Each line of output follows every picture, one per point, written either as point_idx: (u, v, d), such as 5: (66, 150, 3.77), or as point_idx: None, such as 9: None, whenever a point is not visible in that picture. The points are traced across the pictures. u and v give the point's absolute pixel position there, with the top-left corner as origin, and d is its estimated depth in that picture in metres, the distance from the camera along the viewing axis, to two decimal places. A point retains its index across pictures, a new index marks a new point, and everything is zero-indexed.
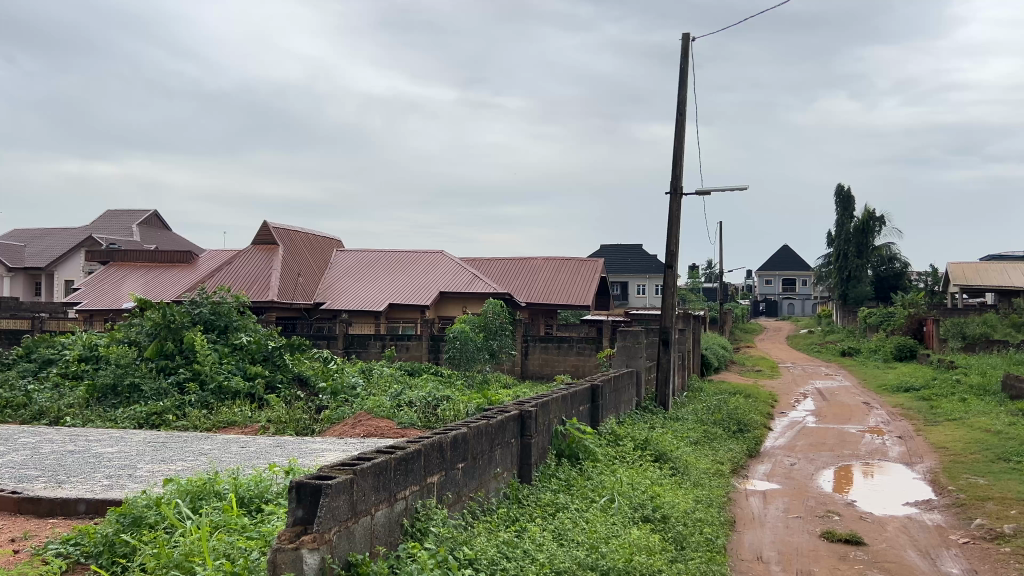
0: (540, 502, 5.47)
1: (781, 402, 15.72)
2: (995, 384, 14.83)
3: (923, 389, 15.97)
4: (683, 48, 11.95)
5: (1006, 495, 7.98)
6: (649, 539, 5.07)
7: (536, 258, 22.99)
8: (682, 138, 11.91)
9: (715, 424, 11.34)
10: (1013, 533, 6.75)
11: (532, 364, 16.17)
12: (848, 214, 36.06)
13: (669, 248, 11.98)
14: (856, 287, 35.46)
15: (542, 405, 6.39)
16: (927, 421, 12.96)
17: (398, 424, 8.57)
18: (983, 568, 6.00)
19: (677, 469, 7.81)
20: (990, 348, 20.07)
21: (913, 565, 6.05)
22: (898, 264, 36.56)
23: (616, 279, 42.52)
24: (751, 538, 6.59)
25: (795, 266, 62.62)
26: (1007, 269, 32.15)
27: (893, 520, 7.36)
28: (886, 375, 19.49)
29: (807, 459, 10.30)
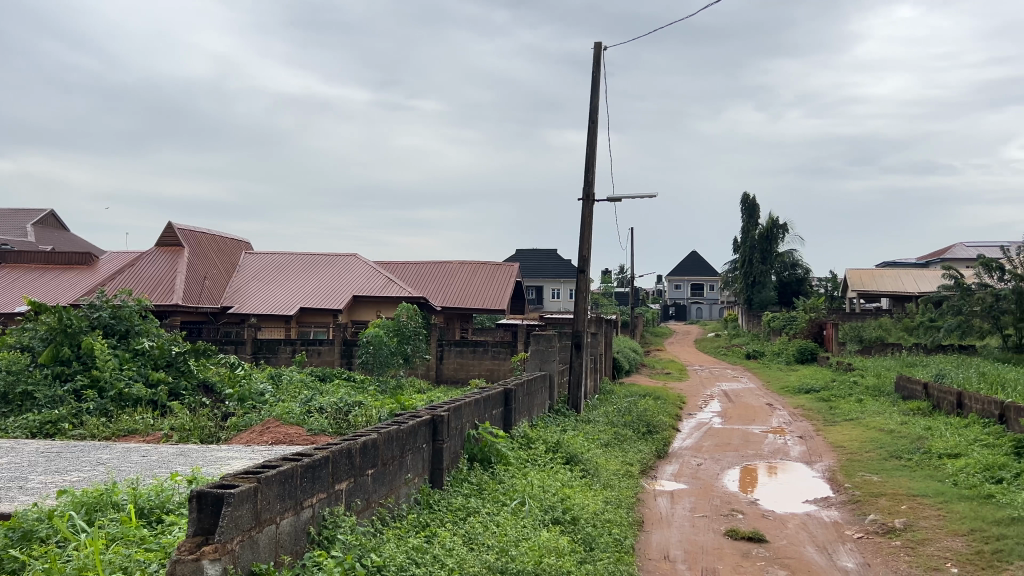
0: (452, 507, 5.46)
1: (689, 403, 16.13)
2: (888, 385, 15.56)
3: (823, 390, 16.64)
4: (595, 58, 12.16)
5: (898, 491, 8.38)
6: (559, 540, 5.14)
7: (452, 262, 22.99)
8: (594, 145, 12.11)
9: (625, 426, 11.55)
10: (903, 527, 7.10)
11: (446, 368, 16.14)
12: (752, 221, 37.29)
13: (581, 253, 12.16)
14: (760, 292, 36.62)
15: (455, 409, 6.38)
16: (826, 421, 13.50)
17: (309, 431, 8.43)
18: (876, 561, 6.29)
19: (588, 471, 7.94)
20: (885, 351, 21.05)
21: (812, 561, 6.29)
22: (800, 271, 37.94)
23: (531, 283, 42.82)
24: (658, 537, 6.73)
25: (703, 271, 64.62)
26: (901, 275, 33.77)
27: (794, 517, 7.63)
28: (788, 377, 20.25)
29: (712, 459, 10.61)
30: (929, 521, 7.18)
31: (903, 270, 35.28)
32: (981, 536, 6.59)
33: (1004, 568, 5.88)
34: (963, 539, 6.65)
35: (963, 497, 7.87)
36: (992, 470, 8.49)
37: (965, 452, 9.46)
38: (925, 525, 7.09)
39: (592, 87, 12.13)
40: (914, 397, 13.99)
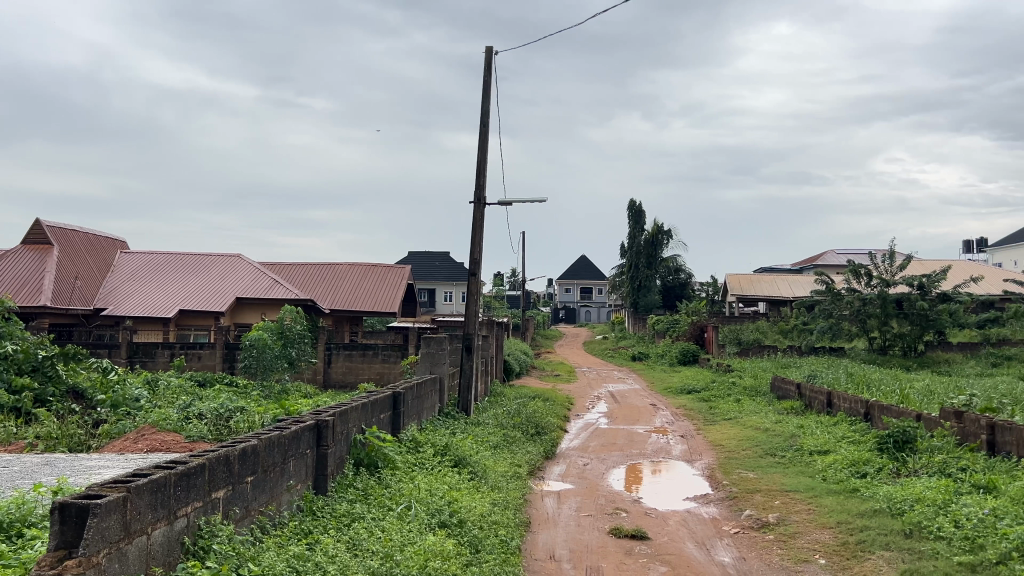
0: (336, 513, 5.38)
1: (576, 405, 16.41)
2: (764, 386, 16.27)
3: (704, 391, 17.25)
4: (485, 62, 12.23)
5: (772, 487, 8.77)
6: (445, 544, 5.14)
7: (341, 264, 22.66)
8: (485, 148, 12.18)
9: (514, 428, 11.66)
10: (776, 521, 7.43)
11: (334, 372, 15.88)
12: (639, 227, 38.27)
13: (472, 256, 12.19)
14: (646, 296, 37.56)
15: (340, 414, 6.29)
16: (706, 420, 13.98)
17: (187, 437, 8.13)
18: (750, 555, 6.56)
19: (476, 474, 7.95)
20: (762, 352, 21.98)
21: (691, 557, 6.49)
22: (682, 275, 39.19)
23: (423, 286, 42.65)
24: (544, 537, 6.83)
25: (591, 276, 65.93)
26: (777, 281, 35.37)
27: (674, 514, 7.88)
28: (672, 378, 20.92)
29: (598, 458, 10.83)
30: (800, 515, 7.55)
31: (768, 271, 45.41)
32: (846, 529, 6.97)
33: (867, 558, 6.24)
34: (830, 531, 7.01)
35: (831, 492, 8.30)
36: (858, 465, 9.00)
37: (833, 449, 9.99)
38: (796, 519, 7.45)
39: (483, 91, 12.19)
40: (788, 396, 14.66)
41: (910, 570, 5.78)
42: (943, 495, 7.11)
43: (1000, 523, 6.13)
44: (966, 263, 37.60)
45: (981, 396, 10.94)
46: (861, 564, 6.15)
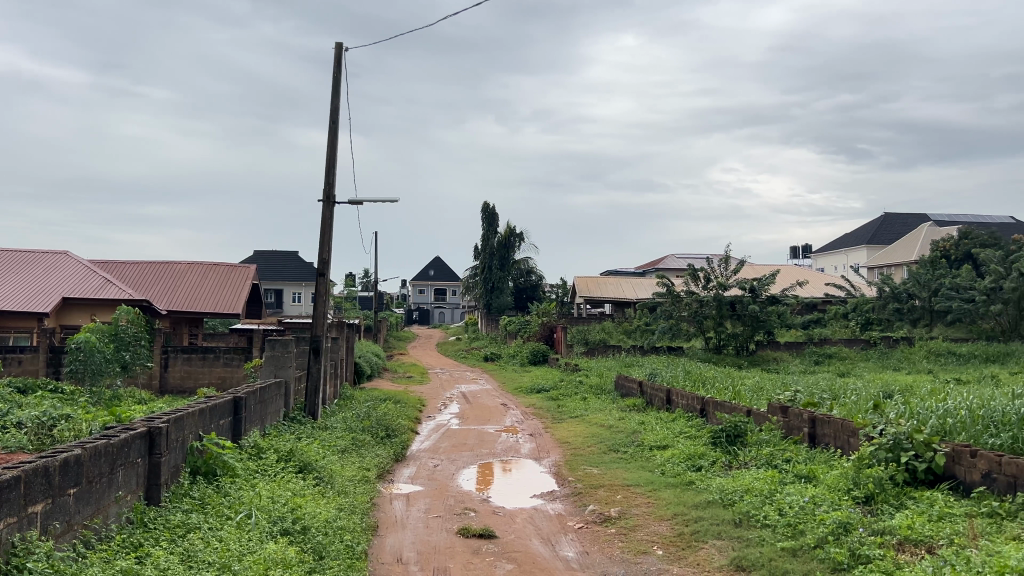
0: (169, 524, 5.14)
1: (428, 406, 16.39)
2: (609, 384, 16.82)
3: (551, 390, 17.62)
4: (335, 58, 12.02)
5: (614, 482, 9.07)
6: (287, 551, 5.01)
7: (180, 262, 21.61)
8: (334, 146, 11.97)
9: (363, 431, 11.48)
10: (618, 515, 7.71)
11: (172, 376, 15.17)
12: (492, 230, 38.65)
13: (321, 256, 11.95)
14: (498, 298, 37.99)
15: (175, 420, 6.00)
16: (555, 418, 14.29)
17: (3, 449, 7.54)
18: (592, 549, 6.77)
19: (321, 479, 7.79)
20: (607, 351, 22.68)
21: (537, 553, 6.64)
22: (534, 277, 39.94)
23: (270, 286, 41.42)
24: (392, 540, 6.79)
25: (445, 277, 66.04)
26: (622, 283, 36.78)
27: (521, 512, 8.01)
28: (522, 378, 21.25)
29: (448, 459, 10.86)
30: (640, 509, 7.86)
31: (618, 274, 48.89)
32: (682, 519, 7.33)
33: (701, 547, 6.57)
34: (667, 522, 7.35)
35: (669, 485, 8.69)
36: (694, 459, 9.46)
37: (672, 444, 10.48)
38: (637, 512, 7.76)
39: (332, 88, 11.97)
40: (631, 394, 15.24)
41: (740, 556, 6.14)
42: (769, 485, 7.61)
43: (818, 510, 6.63)
44: (792, 268, 40.42)
45: (804, 391, 11.75)
46: (696, 553, 6.47)
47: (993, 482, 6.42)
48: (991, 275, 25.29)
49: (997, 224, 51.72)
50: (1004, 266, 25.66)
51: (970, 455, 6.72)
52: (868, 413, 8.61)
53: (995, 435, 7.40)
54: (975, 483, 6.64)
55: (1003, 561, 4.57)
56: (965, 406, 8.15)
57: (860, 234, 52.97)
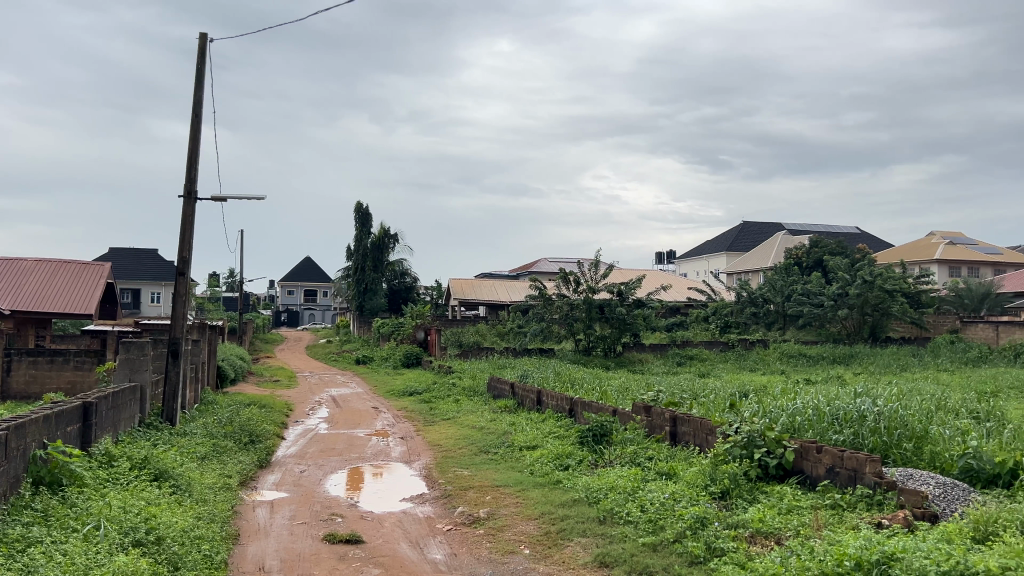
0: (7, 538, 4.81)
1: (294, 410, 15.96)
2: (481, 386, 16.90)
3: (423, 393, 17.51)
4: (199, 49, 11.57)
5: (484, 483, 9.14)
6: (139, 563, 4.78)
7: (26, 259, 20.21)
8: (196, 140, 11.51)
9: (225, 437, 11.07)
10: (486, 516, 7.76)
11: (15, 381, 14.21)
12: (365, 231, 38.10)
13: (181, 254, 11.46)
14: (371, 300, 37.54)
15: (15, 427, 5.61)
16: (426, 421, 14.24)
17: None
18: (461, 551, 6.78)
19: (178, 487, 7.46)
20: (480, 353, 22.77)
21: (403, 556, 6.60)
22: (408, 279, 39.78)
23: (126, 285, 39.34)
24: (254, 549, 6.59)
25: (315, 277, 64.66)
26: (496, 286, 37.04)
27: (390, 516, 7.95)
28: (393, 380, 21.05)
29: (315, 465, 10.62)
30: (508, 509, 7.94)
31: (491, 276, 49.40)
32: (549, 518, 7.45)
33: (566, 545, 6.70)
34: (534, 522, 7.45)
35: (537, 484, 8.82)
36: (561, 458, 9.64)
37: (540, 444, 10.65)
38: (505, 512, 7.84)
39: (196, 80, 11.53)
40: (502, 396, 15.38)
41: (604, 552, 6.29)
42: (632, 483, 7.86)
43: (677, 506, 6.90)
44: (657, 273, 41.88)
45: (667, 391, 12.20)
46: (561, 551, 6.59)
47: (835, 475, 6.87)
48: (838, 282, 27.05)
49: (842, 234, 55.30)
50: (849, 273, 27.49)
51: (816, 451, 7.17)
52: (725, 412, 9.03)
53: (838, 431, 7.93)
54: (819, 477, 7.09)
55: (842, 548, 4.88)
56: (813, 404, 8.66)
57: (720, 241, 55.43)
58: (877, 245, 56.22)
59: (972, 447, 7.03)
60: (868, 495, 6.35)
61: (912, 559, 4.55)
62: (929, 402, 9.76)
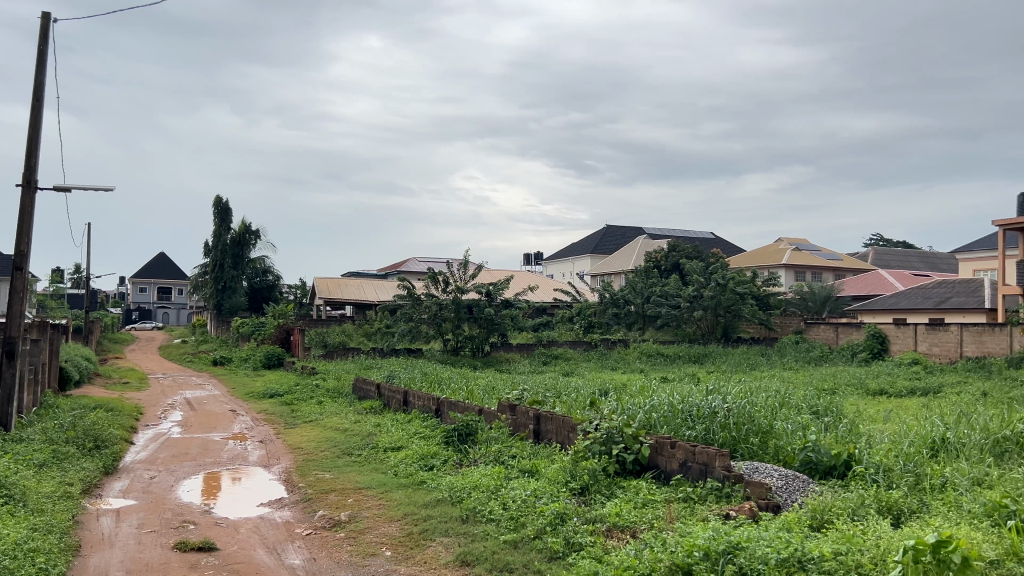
0: None
1: (145, 414, 15.16)
2: (346, 388, 16.61)
3: (285, 394, 17.03)
4: (41, 29, 10.83)
5: (346, 485, 8.99)
6: None
7: None
8: (37, 126, 10.76)
9: (66, 443, 10.39)
10: (347, 519, 7.63)
11: None
12: (225, 226, 36.67)
13: (19, 248, 10.69)
14: (230, 298, 36.24)
15: None
16: (286, 424, 13.84)
17: None
18: (320, 555, 6.64)
19: (11, 497, 6.95)
20: (346, 354, 22.36)
21: (260, 563, 6.40)
22: (270, 277, 38.74)
23: None
24: (96, 560, 6.24)
25: (169, 275, 61.73)
26: (361, 284, 36.51)
27: (246, 522, 7.70)
28: (254, 382, 20.35)
29: (167, 470, 10.14)
30: (370, 511, 7.84)
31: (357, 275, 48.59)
32: (411, 519, 7.40)
33: (428, 545, 6.68)
34: (397, 523, 7.38)
35: (401, 485, 8.76)
36: (426, 458, 9.60)
37: (405, 445, 10.59)
38: (366, 515, 7.73)
39: (36, 62, 10.78)
40: (367, 397, 15.20)
41: (465, 551, 6.31)
42: (495, 481, 7.95)
43: (537, 502, 7.03)
44: (524, 274, 42.41)
45: (533, 390, 12.38)
46: (423, 552, 6.55)
47: (687, 469, 7.18)
48: (694, 284, 28.24)
49: (699, 239, 57.78)
50: (704, 276, 28.75)
51: (670, 446, 7.47)
52: (586, 410, 9.27)
53: (691, 427, 8.28)
54: (673, 471, 7.39)
55: (692, 540, 5.07)
56: (668, 401, 9.00)
57: (585, 243, 56.72)
58: (730, 250, 59.04)
59: (811, 440, 7.49)
60: (717, 488, 6.67)
61: (754, 548, 4.80)
62: (774, 398, 10.33)
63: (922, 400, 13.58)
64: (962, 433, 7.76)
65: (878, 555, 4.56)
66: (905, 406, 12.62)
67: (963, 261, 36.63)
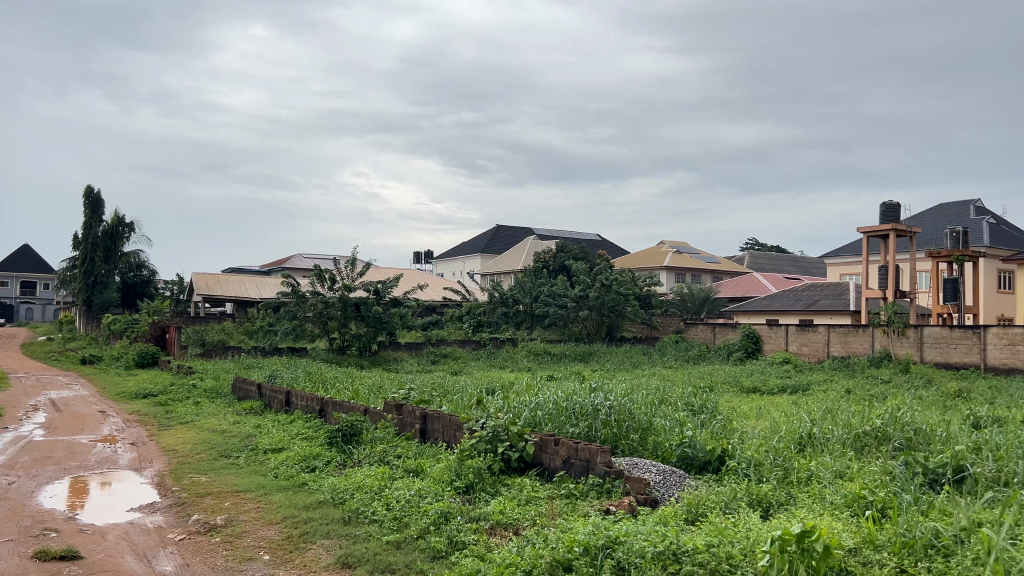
0: None
1: (4, 416, 14.25)
2: (225, 388, 16.09)
3: (160, 395, 16.33)
4: None
5: (223, 489, 8.70)
6: None
7: None
8: None
9: None
10: (223, 523, 7.39)
11: None
12: (96, 218, 34.82)
13: None
14: (101, 293, 34.54)
15: None
16: (160, 425, 13.27)
17: None
18: (193, 561, 6.40)
19: None
20: (225, 353, 21.62)
21: (128, 570, 6.12)
22: (145, 272, 37.17)
23: None
24: None
25: (34, 269, 58.25)
26: (243, 281, 35.46)
27: (113, 528, 7.34)
28: (125, 382, 19.43)
29: (27, 476, 9.55)
30: (248, 514, 7.62)
31: (240, 271, 47.14)
32: (291, 522, 7.22)
33: (308, 548, 6.53)
34: (276, 526, 7.19)
35: (281, 487, 8.55)
36: (308, 460, 9.40)
37: (287, 446, 10.35)
38: (244, 519, 7.50)
39: None
40: (248, 397, 14.76)
41: (346, 553, 6.20)
42: (379, 481, 7.87)
43: (422, 502, 6.99)
44: (413, 272, 42.15)
45: (419, 389, 12.31)
46: (303, 554, 6.41)
47: (570, 465, 7.30)
48: (580, 284, 28.73)
49: (586, 240, 58.85)
50: (591, 277, 29.30)
51: (554, 443, 7.58)
52: (471, 409, 9.28)
53: (575, 425, 8.42)
54: (556, 468, 7.51)
55: (573, 536, 5.16)
56: (553, 399, 9.13)
57: (474, 242, 56.84)
58: (616, 251, 60.40)
59: (688, 436, 7.74)
60: (599, 484, 6.80)
61: (632, 542, 4.92)
62: (654, 396, 10.62)
63: (791, 398, 14.25)
64: (827, 428, 8.19)
65: (748, 546, 4.75)
66: (776, 403, 13.22)
67: (831, 266, 38.67)
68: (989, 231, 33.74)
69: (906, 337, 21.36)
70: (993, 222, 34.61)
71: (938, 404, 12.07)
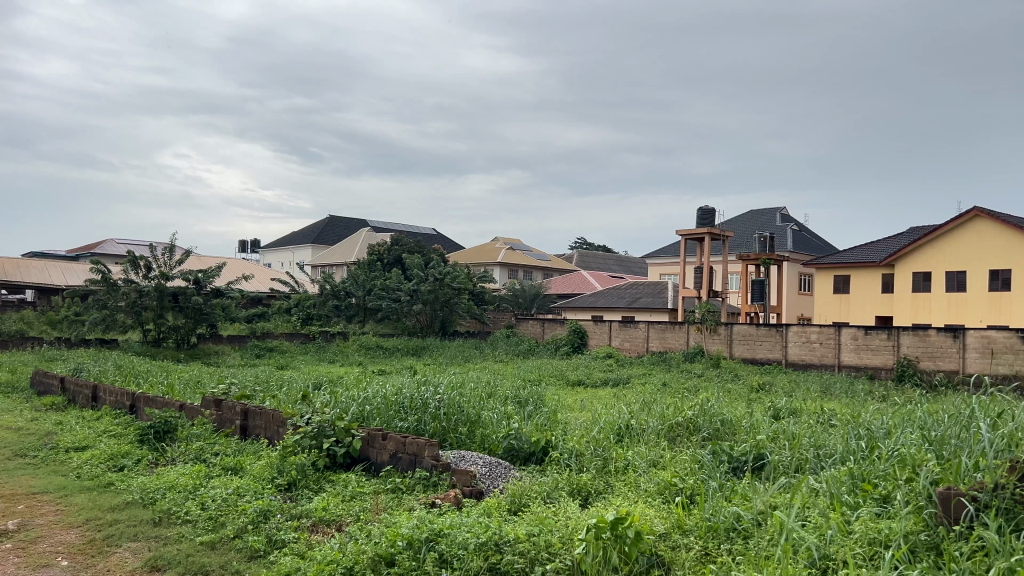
0: None
1: None
2: (23, 382, 14.80)
3: None
4: None
5: (17, 491, 7.99)
6: None
7: None
8: None
9: None
10: (16, 528, 6.79)
11: None
12: None
13: None
14: None
15: None
16: None
17: None
18: None
19: None
20: (24, 344, 19.90)
21: None
22: None
23: None
24: None
25: None
26: (47, 268, 32.83)
27: None
28: None
29: None
30: (44, 518, 7.04)
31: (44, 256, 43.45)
32: (94, 525, 6.74)
33: (113, 551, 6.12)
34: (77, 529, 6.69)
35: (83, 488, 7.96)
36: (116, 458, 8.80)
37: (92, 444, 9.65)
38: (39, 522, 6.92)
39: None
40: (49, 391, 13.65)
41: (155, 556, 5.87)
42: (193, 480, 7.48)
43: (240, 501, 6.73)
44: (238, 262, 40.50)
45: (240, 384, 11.83)
46: (107, 559, 6.00)
47: (397, 460, 7.26)
48: (413, 278, 28.65)
49: (421, 235, 58.70)
50: (423, 271, 29.27)
51: (381, 438, 7.52)
52: (296, 404, 9.04)
53: (403, 419, 8.38)
54: (383, 463, 7.45)
55: (396, 530, 5.12)
56: (381, 393, 9.02)
57: (304, 233, 55.32)
58: (450, 247, 60.64)
59: (513, 429, 7.90)
60: (425, 478, 6.80)
61: (455, 534, 4.94)
62: (483, 390, 10.73)
63: (612, 390, 14.84)
64: (643, 420, 8.59)
65: (566, 534, 4.91)
66: (598, 396, 13.71)
67: (652, 266, 40.58)
68: (792, 237, 36.54)
69: (718, 334, 22.76)
70: (796, 229, 37.50)
71: (744, 396, 12.93)
